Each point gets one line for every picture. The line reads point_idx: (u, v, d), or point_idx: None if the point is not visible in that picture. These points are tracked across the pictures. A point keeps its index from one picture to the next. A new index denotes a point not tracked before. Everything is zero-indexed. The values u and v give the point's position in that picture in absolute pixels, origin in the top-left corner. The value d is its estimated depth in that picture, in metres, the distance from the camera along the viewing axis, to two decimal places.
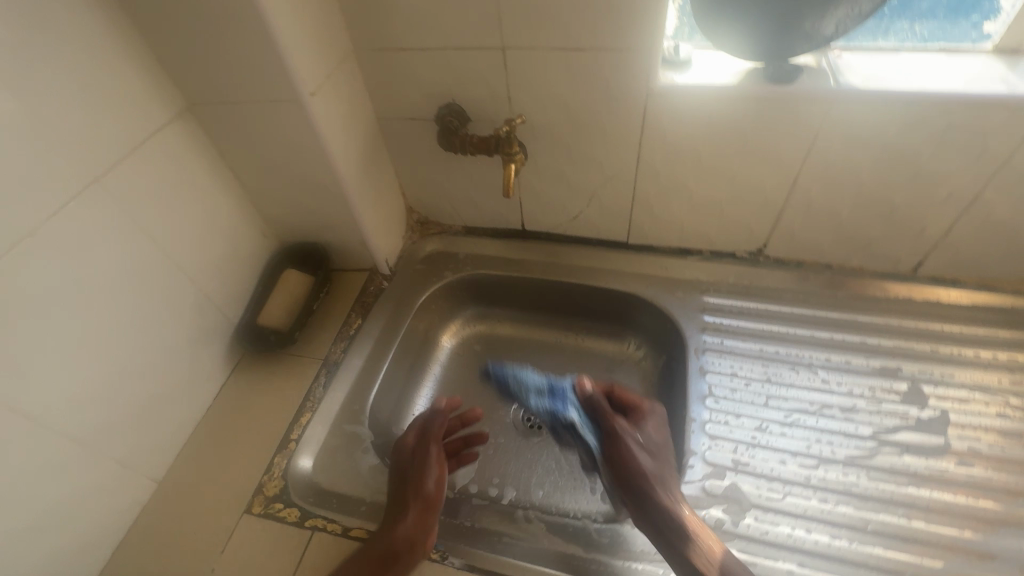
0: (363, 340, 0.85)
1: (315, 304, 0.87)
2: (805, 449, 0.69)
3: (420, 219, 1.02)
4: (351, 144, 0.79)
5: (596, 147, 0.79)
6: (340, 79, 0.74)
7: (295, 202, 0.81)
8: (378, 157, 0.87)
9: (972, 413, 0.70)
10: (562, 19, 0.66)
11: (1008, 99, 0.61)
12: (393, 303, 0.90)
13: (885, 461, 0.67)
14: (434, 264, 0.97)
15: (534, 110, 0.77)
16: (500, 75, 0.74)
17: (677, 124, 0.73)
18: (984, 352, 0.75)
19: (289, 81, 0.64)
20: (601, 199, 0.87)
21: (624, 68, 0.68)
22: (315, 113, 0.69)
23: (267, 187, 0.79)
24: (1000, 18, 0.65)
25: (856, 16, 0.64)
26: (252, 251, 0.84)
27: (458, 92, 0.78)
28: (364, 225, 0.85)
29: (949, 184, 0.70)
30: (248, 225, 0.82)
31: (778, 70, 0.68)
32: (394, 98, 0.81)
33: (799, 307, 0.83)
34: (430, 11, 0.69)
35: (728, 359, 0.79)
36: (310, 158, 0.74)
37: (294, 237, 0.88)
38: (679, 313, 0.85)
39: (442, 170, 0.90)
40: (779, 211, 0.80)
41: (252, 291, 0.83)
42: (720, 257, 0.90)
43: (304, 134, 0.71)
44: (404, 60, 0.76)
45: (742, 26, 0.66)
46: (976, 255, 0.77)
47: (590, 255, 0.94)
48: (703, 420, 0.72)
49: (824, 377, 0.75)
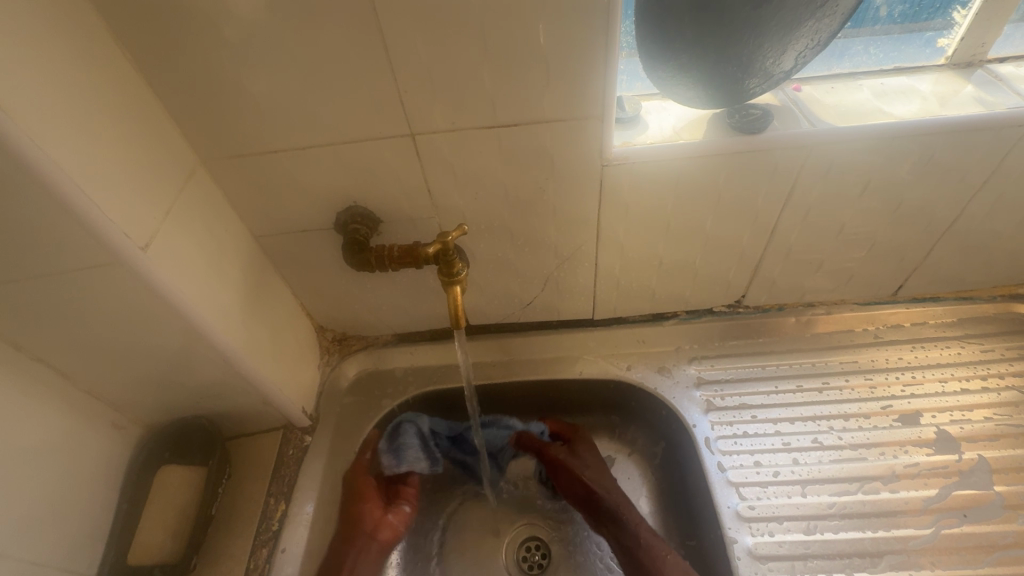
0: (292, 535, 0.63)
1: (215, 505, 0.64)
2: (864, 545, 0.59)
3: (336, 334, 0.79)
4: (222, 285, 0.57)
5: (545, 227, 0.63)
6: (186, 207, 0.53)
7: (155, 377, 0.58)
8: (264, 283, 0.65)
9: (1005, 451, 0.64)
10: (482, 93, 0.51)
11: (987, 121, 0.55)
12: (322, 466, 0.68)
13: (948, 538, 0.59)
14: (365, 394, 0.76)
15: (462, 200, 0.60)
16: (412, 165, 0.57)
17: (638, 190, 0.60)
18: (989, 375, 0.70)
19: (102, 241, 0.43)
20: (558, 281, 0.71)
21: (567, 137, 0.55)
22: (161, 270, 0.48)
23: (102, 372, 0.55)
24: (954, 33, 0.62)
25: (815, 45, 0.54)
26: (101, 456, 0.58)
27: (359, 193, 0.59)
28: (263, 381, 0.62)
29: (930, 210, 0.64)
30: (87, 425, 0.56)
31: (745, 117, 0.58)
32: (272, 210, 0.61)
33: (796, 359, 0.74)
34: (302, 102, 0.51)
35: (746, 445, 0.67)
36: (163, 325, 0.52)
37: (163, 414, 0.63)
38: (674, 396, 0.72)
39: (351, 280, 0.70)
40: (757, 261, 0.70)
41: (120, 511, 0.59)
42: (697, 316, 0.77)
43: (145, 299, 0.49)
44: (278, 164, 0.56)
45: (700, 73, 0.55)
46: (955, 271, 0.72)
47: (554, 341, 0.77)
48: (745, 538, 0.60)
49: (850, 442, 0.66)
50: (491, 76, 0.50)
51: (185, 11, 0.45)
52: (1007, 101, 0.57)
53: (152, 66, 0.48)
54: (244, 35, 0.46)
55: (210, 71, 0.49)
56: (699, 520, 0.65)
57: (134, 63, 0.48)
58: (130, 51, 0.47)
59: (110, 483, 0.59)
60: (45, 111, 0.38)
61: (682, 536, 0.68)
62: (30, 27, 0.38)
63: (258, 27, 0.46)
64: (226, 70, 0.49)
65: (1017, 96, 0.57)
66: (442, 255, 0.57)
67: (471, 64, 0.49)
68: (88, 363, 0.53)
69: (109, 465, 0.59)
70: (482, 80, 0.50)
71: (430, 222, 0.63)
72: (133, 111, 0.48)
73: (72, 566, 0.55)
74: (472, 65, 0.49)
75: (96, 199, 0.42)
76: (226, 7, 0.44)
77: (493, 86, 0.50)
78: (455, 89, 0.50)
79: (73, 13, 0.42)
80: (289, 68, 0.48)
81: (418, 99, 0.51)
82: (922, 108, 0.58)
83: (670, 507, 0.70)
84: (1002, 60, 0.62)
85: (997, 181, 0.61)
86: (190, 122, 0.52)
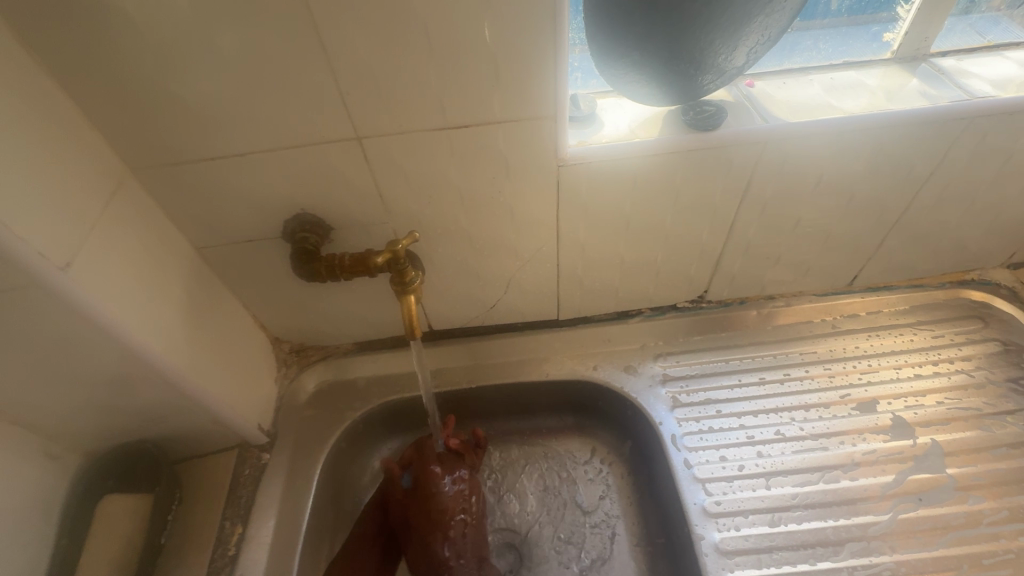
0: (251, 559, 0.60)
1: (164, 533, 0.62)
2: (827, 534, 0.60)
3: (293, 345, 0.76)
4: (162, 301, 0.53)
5: (503, 229, 0.62)
6: (115, 222, 0.49)
7: (92, 402, 0.54)
8: (210, 297, 0.62)
9: (956, 434, 0.66)
10: (430, 95, 0.49)
11: (931, 114, 0.56)
12: (281, 485, 0.65)
13: (905, 522, 0.60)
14: (326, 405, 0.73)
15: (416, 203, 0.58)
16: (360, 171, 0.54)
17: (596, 188, 0.59)
18: (941, 360, 0.72)
19: (15, 263, 0.39)
20: (521, 283, 0.69)
21: (521, 137, 0.53)
22: (84, 291, 0.44)
23: (30, 403, 0.51)
24: (898, 28, 0.63)
25: (764, 42, 0.54)
26: (35, 490, 0.55)
27: (307, 199, 0.56)
28: (212, 400, 0.59)
29: (881, 202, 0.65)
30: (16, 458, 0.52)
31: (699, 114, 0.58)
32: (214, 220, 0.57)
33: (757, 352, 0.75)
34: (237, 106, 0.48)
35: (711, 440, 0.67)
36: (95, 348, 0.48)
37: (105, 440, 0.60)
38: (640, 394, 0.72)
39: (304, 290, 0.67)
40: (717, 257, 0.70)
41: (59, 548, 0.56)
42: (661, 312, 0.77)
43: (69, 323, 0.45)
44: (216, 172, 0.53)
45: (651, 69, 0.54)
46: (907, 260, 0.74)
47: (519, 344, 0.76)
48: (712, 534, 0.60)
49: (812, 433, 0.67)
50: (438, 76, 0.48)
51: (100, 10, 0.41)
52: (950, 95, 0.58)
53: (68, 73, 0.45)
54: (168, 38, 0.43)
55: (133, 76, 0.45)
56: (668, 517, 0.66)
57: (47, 68, 0.44)
58: (40, 58, 0.43)
59: (47, 520, 0.56)
60: None
61: (650, 534, 0.68)
62: None
63: (183, 26, 0.43)
64: (151, 75, 0.45)
65: (959, 89, 0.58)
66: (394, 263, 0.57)
67: (416, 63, 0.47)
68: (13, 393, 0.49)
69: (45, 499, 0.56)
70: (428, 80, 0.48)
71: (384, 228, 0.60)
72: (46, 120, 0.44)
73: None
74: (418, 66, 0.47)
75: (4, 217, 0.38)
76: (148, 10, 0.41)
77: (441, 85, 0.48)
78: (401, 89, 0.48)
79: None
80: (221, 71, 0.46)
81: (363, 100, 0.49)
82: (870, 102, 0.59)
83: (639, 505, 0.70)
84: (945, 54, 0.64)
85: (943, 172, 0.62)
86: (114, 131, 0.49)
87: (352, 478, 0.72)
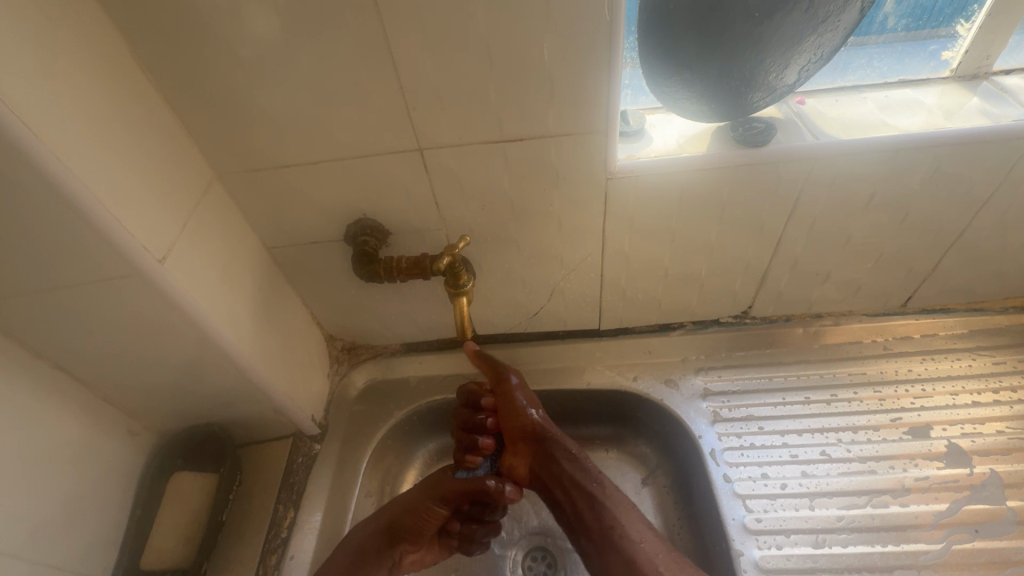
0: (301, 542, 0.64)
1: (225, 511, 0.67)
2: (873, 559, 0.58)
3: (345, 343, 0.80)
4: (236, 295, 0.58)
5: (550, 238, 0.64)
6: (202, 221, 0.54)
7: (170, 385, 0.59)
8: (275, 293, 0.66)
9: (1018, 466, 0.63)
10: (489, 110, 0.52)
11: (993, 133, 0.55)
12: (331, 475, 0.69)
13: (960, 553, 0.58)
14: (374, 402, 0.76)
15: (469, 211, 0.61)
16: (420, 180, 0.58)
17: (643, 200, 0.60)
18: (1001, 388, 0.69)
19: (125, 255, 0.45)
20: (564, 291, 0.71)
21: (574, 148, 0.55)
22: (177, 282, 0.49)
23: (119, 382, 0.57)
24: (958, 46, 0.63)
25: (817, 60, 0.55)
26: (115, 463, 0.60)
27: (369, 205, 0.61)
28: (274, 389, 0.64)
29: (939, 221, 0.64)
30: (101, 431, 0.58)
31: (749, 130, 0.59)
32: (285, 221, 0.62)
33: (803, 370, 0.74)
34: (314, 119, 0.53)
35: (753, 457, 0.67)
36: (180, 335, 0.53)
37: (177, 421, 0.65)
38: (680, 407, 0.71)
39: (361, 291, 0.71)
40: (764, 272, 0.70)
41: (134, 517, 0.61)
42: (703, 326, 0.77)
43: (163, 311, 0.50)
44: (290, 179, 0.58)
45: (702, 86, 0.56)
46: (965, 282, 0.72)
47: (561, 352, 0.77)
48: (752, 551, 0.60)
49: (859, 456, 0.66)
50: (498, 91, 0.51)
51: (206, 35, 0.47)
52: (1013, 113, 0.57)
53: (171, 87, 0.50)
54: (260, 58, 0.48)
55: (226, 90, 0.50)
56: (705, 533, 0.65)
57: (153, 82, 0.50)
58: (151, 74, 0.49)
59: (124, 490, 0.61)
60: (66, 128, 0.40)
61: (688, 548, 0.68)
62: (47, 45, 0.39)
63: (273, 48, 0.47)
64: (241, 91, 0.50)
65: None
66: (443, 269, 0.60)
67: (479, 80, 0.50)
68: (105, 371, 0.55)
69: (124, 471, 0.61)
70: (488, 97, 0.51)
71: (437, 234, 0.64)
72: (152, 128, 0.49)
73: (85, 569, 0.56)
74: (480, 83, 0.50)
75: (117, 214, 0.44)
76: (245, 31, 0.46)
77: (500, 101, 0.52)
78: (461, 102, 0.52)
79: (96, 37, 0.44)
80: (303, 88, 0.50)
81: (426, 113, 0.52)
82: (926, 120, 0.58)
83: (678, 520, 0.70)
84: (1008, 72, 0.62)
85: (1006, 191, 0.60)
86: (206, 139, 0.54)
87: (395, 473, 0.75)
